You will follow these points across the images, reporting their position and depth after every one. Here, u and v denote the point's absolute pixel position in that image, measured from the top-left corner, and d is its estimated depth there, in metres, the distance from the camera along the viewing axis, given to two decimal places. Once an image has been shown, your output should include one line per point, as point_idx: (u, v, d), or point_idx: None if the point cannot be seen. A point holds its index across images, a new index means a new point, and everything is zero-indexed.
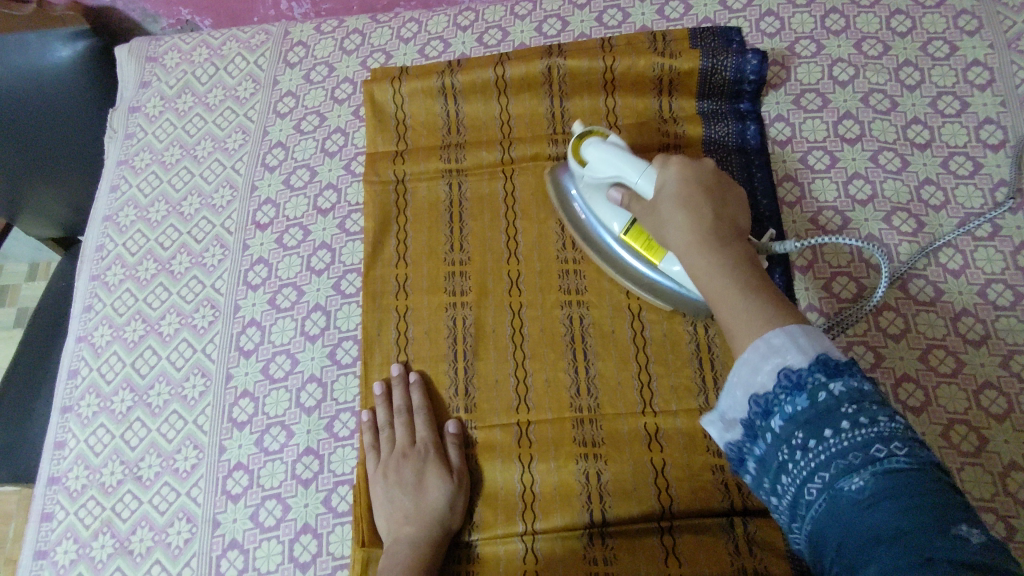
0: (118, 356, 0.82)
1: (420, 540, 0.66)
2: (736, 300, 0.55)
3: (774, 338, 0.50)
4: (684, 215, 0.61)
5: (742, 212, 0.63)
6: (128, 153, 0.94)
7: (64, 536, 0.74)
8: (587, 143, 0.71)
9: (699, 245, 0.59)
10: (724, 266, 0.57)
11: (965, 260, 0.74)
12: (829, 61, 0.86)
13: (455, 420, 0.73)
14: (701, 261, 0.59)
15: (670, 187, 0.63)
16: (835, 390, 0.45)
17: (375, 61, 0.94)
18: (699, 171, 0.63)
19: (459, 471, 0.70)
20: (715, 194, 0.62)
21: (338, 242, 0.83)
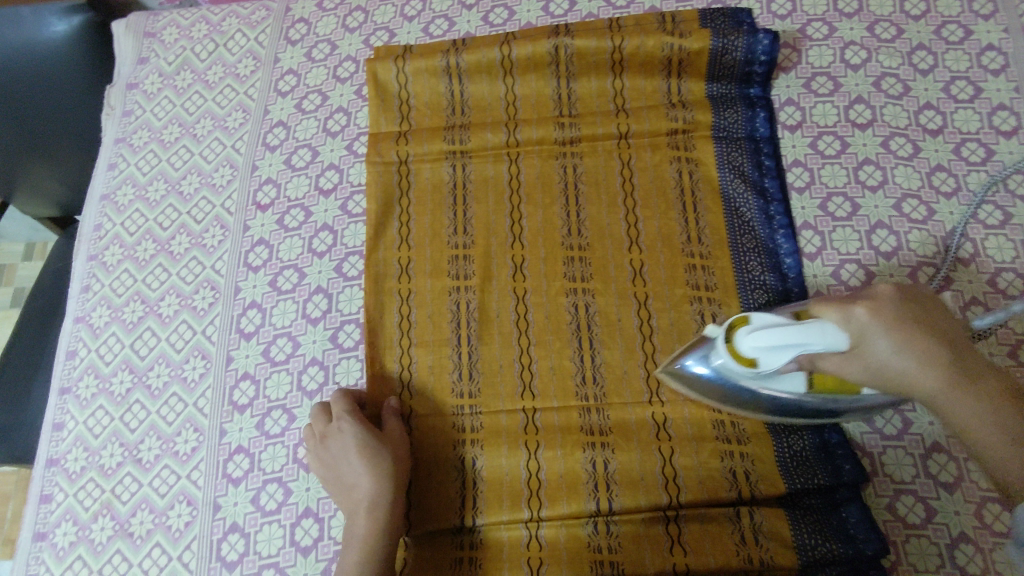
0: (117, 338, 0.81)
1: (376, 507, 0.66)
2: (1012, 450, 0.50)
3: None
4: (907, 357, 0.53)
5: (944, 314, 0.55)
6: (125, 131, 0.92)
7: (63, 518, 0.74)
8: (736, 341, 0.59)
9: (950, 387, 0.52)
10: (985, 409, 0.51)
11: (976, 248, 0.73)
12: (841, 44, 0.84)
13: (394, 397, 0.72)
14: (957, 405, 0.52)
15: (873, 326, 0.53)
16: None
17: (379, 39, 0.92)
18: (885, 300, 0.54)
19: (397, 436, 0.70)
20: (923, 318, 0.54)
21: (341, 223, 0.82)
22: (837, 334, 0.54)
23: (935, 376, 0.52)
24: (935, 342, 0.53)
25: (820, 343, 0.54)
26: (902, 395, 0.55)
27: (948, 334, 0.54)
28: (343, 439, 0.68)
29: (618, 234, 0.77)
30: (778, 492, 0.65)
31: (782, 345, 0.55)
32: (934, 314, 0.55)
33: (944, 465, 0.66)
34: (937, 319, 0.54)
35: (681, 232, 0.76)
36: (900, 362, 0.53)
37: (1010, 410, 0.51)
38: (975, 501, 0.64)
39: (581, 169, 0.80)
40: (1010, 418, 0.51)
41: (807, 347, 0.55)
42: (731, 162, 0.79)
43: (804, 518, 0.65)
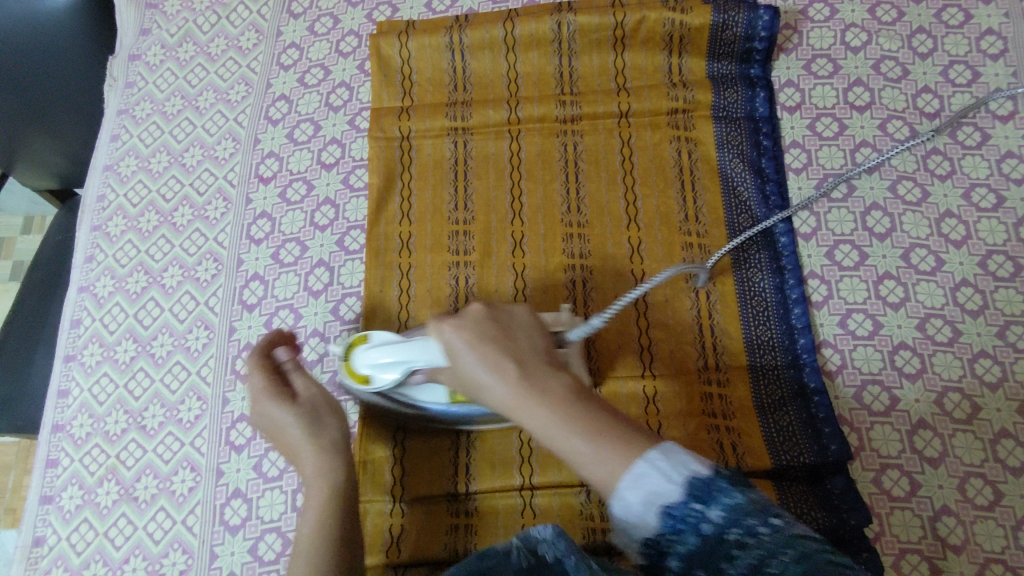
0: (121, 307, 0.82)
1: (321, 472, 0.61)
2: (582, 446, 0.46)
3: (653, 462, 0.44)
4: (482, 369, 0.51)
5: (528, 326, 0.55)
6: (129, 102, 0.92)
7: (70, 482, 0.75)
8: (363, 363, 0.66)
9: (515, 395, 0.50)
10: (542, 409, 0.48)
11: (968, 231, 0.75)
12: (842, 26, 0.85)
13: (283, 348, 0.68)
14: (525, 411, 0.49)
15: (459, 339, 0.53)
16: (717, 515, 0.43)
17: (381, 14, 0.92)
18: (469, 315, 0.54)
19: (314, 394, 0.65)
20: (498, 328, 0.54)
21: (343, 198, 0.83)
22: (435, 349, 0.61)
23: (506, 385, 0.50)
24: (506, 354, 0.52)
25: (422, 357, 0.62)
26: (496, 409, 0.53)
27: (526, 344, 0.53)
28: (268, 407, 0.64)
29: (617, 212, 0.78)
30: (765, 464, 0.67)
31: (395, 358, 0.64)
32: (519, 329, 0.55)
33: (929, 441, 0.68)
34: (519, 332, 0.54)
35: (679, 210, 0.77)
36: (480, 375, 0.51)
37: (571, 404, 0.48)
38: (958, 476, 0.67)
39: (581, 147, 0.81)
40: (577, 413, 0.48)
41: (412, 364, 0.63)
42: (730, 143, 0.80)
43: (791, 489, 0.66)
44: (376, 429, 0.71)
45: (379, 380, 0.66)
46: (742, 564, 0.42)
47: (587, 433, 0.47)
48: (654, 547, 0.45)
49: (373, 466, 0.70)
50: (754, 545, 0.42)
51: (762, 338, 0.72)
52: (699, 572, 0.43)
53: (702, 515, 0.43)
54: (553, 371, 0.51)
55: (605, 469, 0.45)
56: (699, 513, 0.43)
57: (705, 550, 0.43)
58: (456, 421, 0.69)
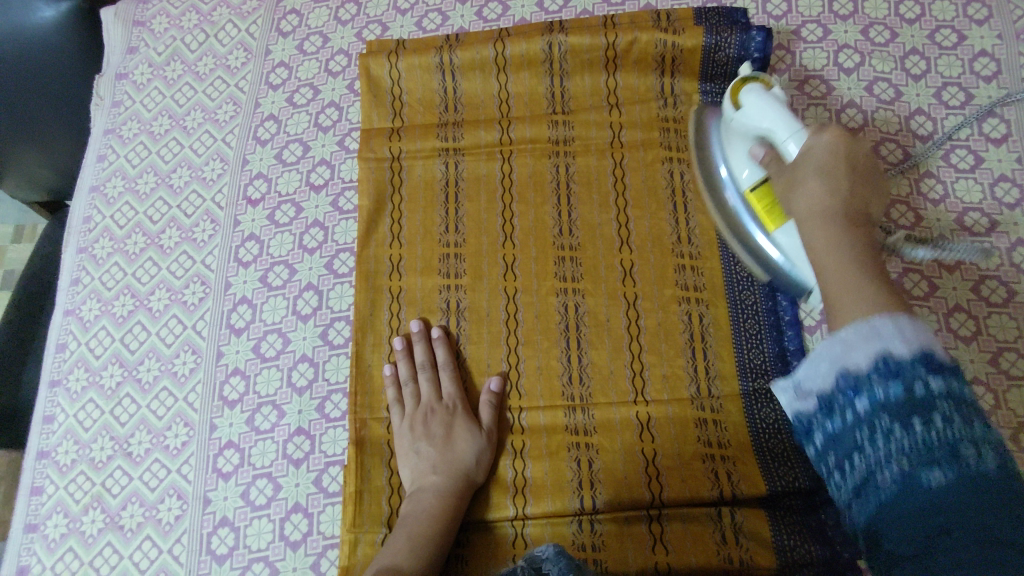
0: (107, 331, 0.81)
1: (446, 491, 0.67)
2: (853, 290, 0.49)
3: (902, 324, 0.42)
4: (821, 182, 0.56)
5: (879, 200, 0.58)
6: (115, 122, 0.91)
7: (54, 510, 0.74)
8: (750, 88, 0.65)
9: (826, 216, 0.55)
10: (845, 249, 0.53)
11: (961, 255, 0.74)
12: (835, 47, 0.84)
13: (495, 374, 0.73)
14: (821, 230, 0.55)
15: (820, 152, 0.57)
16: (934, 386, 0.40)
17: (371, 32, 0.91)
18: (855, 146, 0.57)
19: (491, 431, 0.71)
20: (857, 166, 0.56)
21: (332, 220, 0.82)
22: (798, 141, 0.59)
23: (828, 204, 0.55)
24: (850, 192, 0.56)
25: (784, 135, 0.60)
26: (798, 222, 0.57)
27: (872, 209, 0.56)
28: (448, 419, 0.71)
29: (609, 234, 0.77)
30: (759, 492, 0.66)
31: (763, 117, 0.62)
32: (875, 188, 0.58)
33: None
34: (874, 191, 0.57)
35: (671, 233, 0.77)
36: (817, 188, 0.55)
37: (862, 262, 0.51)
38: None
39: (573, 168, 0.81)
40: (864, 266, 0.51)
41: (772, 133, 0.61)
42: None
43: (784, 519, 0.66)
44: (378, 458, 0.72)
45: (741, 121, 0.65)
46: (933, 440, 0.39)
47: (837, 271, 0.51)
48: (834, 397, 0.43)
49: (370, 496, 0.70)
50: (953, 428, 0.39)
51: (754, 362, 0.72)
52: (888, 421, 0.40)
53: (922, 376, 0.40)
54: (871, 234, 0.55)
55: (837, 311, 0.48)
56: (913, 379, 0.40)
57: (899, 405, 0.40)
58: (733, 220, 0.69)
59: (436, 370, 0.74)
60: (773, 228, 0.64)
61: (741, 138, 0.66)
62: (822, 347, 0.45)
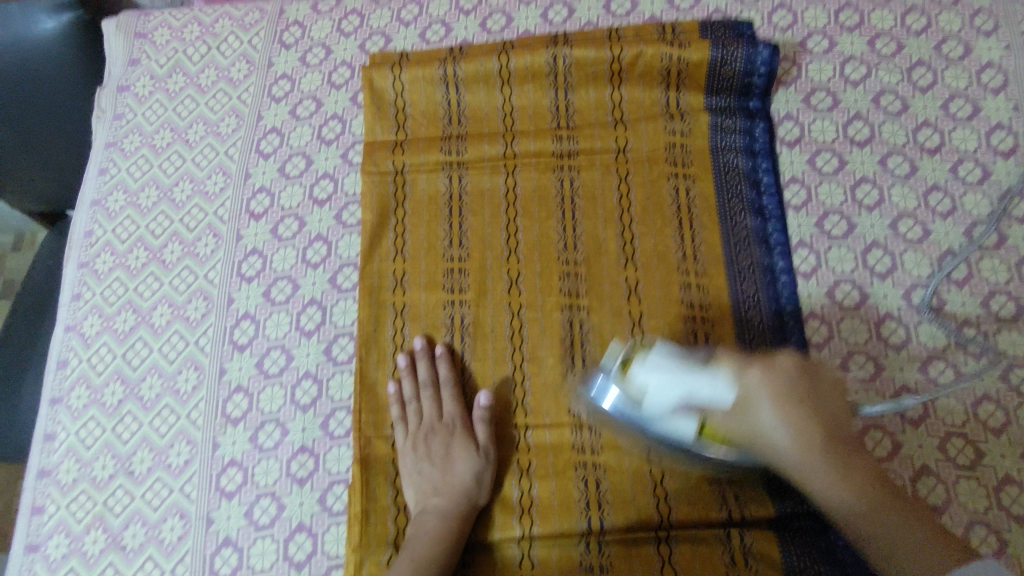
0: (108, 348, 0.80)
1: (448, 512, 0.66)
2: (899, 539, 0.56)
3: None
4: (784, 430, 0.59)
5: (827, 386, 0.62)
6: (116, 135, 0.91)
7: (56, 530, 0.73)
8: (636, 367, 0.64)
9: (814, 462, 0.59)
10: (852, 490, 0.58)
11: (970, 270, 0.74)
12: (842, 59, 0.83)
13: (486, 390, 0.72)
14: (824, 481, 0.59)
15: (758, 391, 0.60)
16: None
17: (374, 44, 0.90)
18: (778, 367, 0.60)
19: (489, 449, 0.70)
20: (795, 382, 0.61)
21: (336, 234, 0.81)
22: (728, 391, 0.60)
23: (805, 453, 0.59)
24: (809, 414, 0.60)
25: (710, 389, 0.60)
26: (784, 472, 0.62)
27: (829, 409, 0.61)
28: (450, 438, 0.71)
29: (614, 250, 0.77)
30: (768, 513, 0.66)
31: (676, 386, 0.61)
32: (823, 385, 0.62)
33: (932, 488, 0.67)
34: (824, 390, 0.62)
35: (677, 249, 0.76)
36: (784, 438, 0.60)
37: (880, 495, 0.58)
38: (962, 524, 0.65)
39: (578, 182, 0.80)
40: (873, 490, 0.58)
41: (697, 393, 0.60)
42: (728, 179, 0.79)
43: (794, 541, 0.65)
44: (383, 477, 0.71)
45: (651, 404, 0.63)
46: None
47: (868, 512, 0.58)
48: None
49: (376, 516, 0.69)
50: None
51: None
52: None
53: None
54: (851, 443, 0.61)
55: (892, 550, 0.56)
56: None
57: None
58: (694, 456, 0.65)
59: (438, 388, 0.73)
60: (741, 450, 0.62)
61: (656, 416, 0.63)
62: None
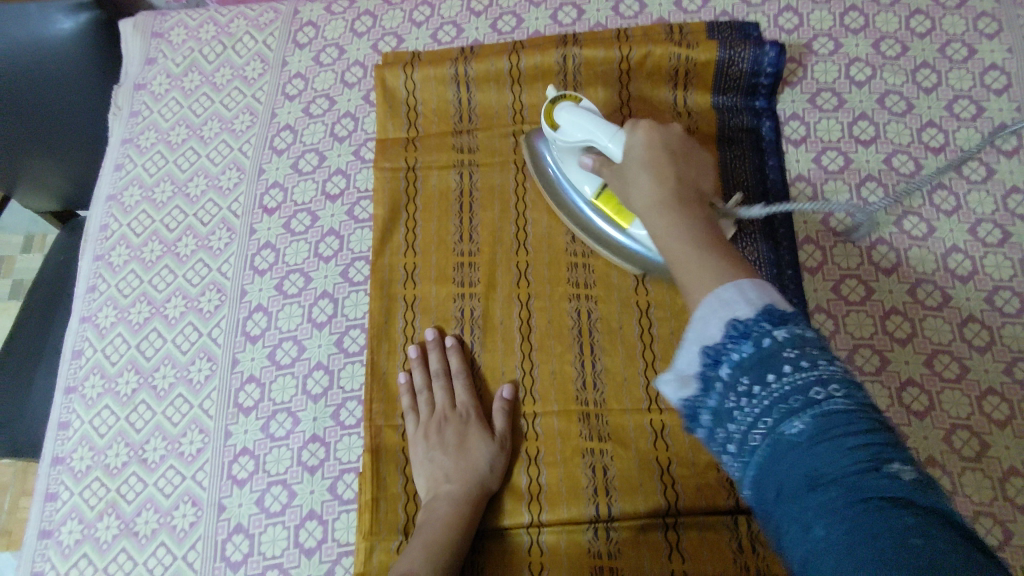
0: (123, 338, 0.81)
1: (460, 498, 0.67)
2: (694, 259, 0.50)
3: (744, 287, 0.45)
4: (646, 174, 0.58)
5: (706, 168, 0.61)
6: (133, 132, 0.92)
7: (69, 516, 0.74)
8: (560, 108, 0.71)
9: (660, 202, 0.56)
10: (675, 215, 0.54)
11: (974, 266, 0.75)
12: (847, 60, 0.85)
13: (509, 382, 0.73)
14: (658, 215, 0.55)
15: (638, 149, 0.61)
16: (780, 336, 0.41)
17: (387, 44, 0.92)
18: (667, 131, 0.61)
19: (504, 438, 0.71)
20: (678, 151, 0.60)
21: (348, 229, 0.83)
22: (620, 142, 0.64)
23: (656, 192, 0.57)
24: (676, 170, 0.58)
25: (605, 141, 0.66)
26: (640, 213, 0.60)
27: (695, 174, 0.59)
28: (463, 427, 0.71)
29: None
30: None
31: (584, 130, 0.68)
32: (698, 159, 0.60)
33: (938, 479, 0.67)
34: (697, 161, 0.60)
35: None
36: (641, 178, 0.59)
37: (703, 227, 0.53)
38: (968, 515, 0.66)
39: None
40: (695, 220, 0.54)
41: (597, 141, 0.67)
42: (734, 176, 0.80)
43: None
44: (393, 465, 0.72)
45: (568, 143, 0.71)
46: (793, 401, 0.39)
47: (692, 242, 0.51)
48: (711, 356, 0.44)
49: (386, 503, 0.70)
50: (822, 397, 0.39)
51: None
52: (749, 378, 0.41)
53: (766, 330, 0.42)
54: (703, 207, 0.57)
55: (693, 275, 0.49)
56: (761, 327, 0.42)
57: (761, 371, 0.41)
58: (588, 225, 0.75)
59: (450, 378, 0.74)
60: (627, 223, 0.72)
61: (571, 156, 0.72)
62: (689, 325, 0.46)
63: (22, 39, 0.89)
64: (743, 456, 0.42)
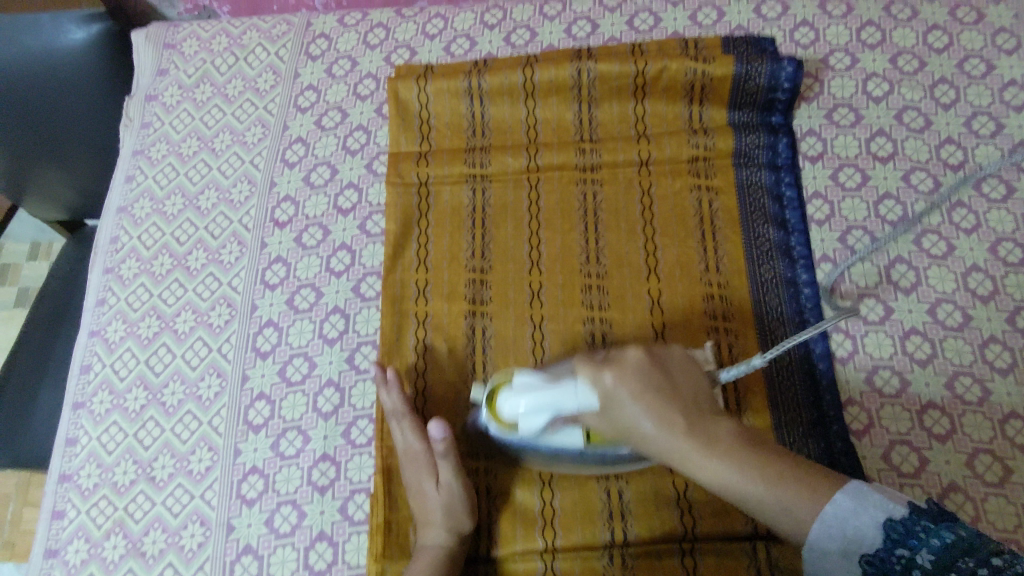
0: (132, 353, 0.80)
1: (430, 547, 0.65)
2: (765, 492, 0.52)
3: (847, 504, 0.50)
4: (649, 421, 0.55)
5: (684, 369, 0.60)
6: (144, 143, 0.92)
7: (76, 535, 0.73)
8: (501, 394, 0.64)
9: (685, 452, 0.54)
10: (721, 458, 0.53)
11: (995, 286, 0.73)
12: (864, 75, 0.84)
13: (438, 421, 0.65)
14: (698, 466, 0.53)
15: (623, 397, 0.56)
16: (923, 561, 0.47)
17: (399, 57, 0.92)
18: (632, 365, 0.57)
19: (450, 483, 0.67)
20: (660, 380, 0.57)
21: (359, 244, 0.82)
22: (592, 398, 0.58)
23: (679, 438, 0.54)
24: (669, 402, 0.56)
25: (574, 402, 0.59)
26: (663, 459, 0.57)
27: (689, 391, 0.57)
28: (418, 466, 0.69)
29: (637, 263, 0.77)
30: None
31: (542, 408, 0.60)
32: (672, 361, 0.59)
33: (961, 505, 0.66)
34: (675, 367, 0.59)
35: (699, 261, 0.76)
36: (648, 430, 0.56)
37: (749, 450, 0.53)
38: None
39: (601, 196, 0.80)
40: (755, 457, 0.53)
41: (561, 408, 0.59)
42: (750, 193, 0.79)
43: None
44: (405, 487, 0.70)
45: (523, 425, 0.62)
46: None
47: (762, 481, 0.52)
48: None
49: (398, 526, 0.69)
50: None
51: (785, 393, 0.71)
52: None
53: (911, 560, 0.48)
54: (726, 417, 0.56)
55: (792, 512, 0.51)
56: (900, 558, 0.48)
57: None
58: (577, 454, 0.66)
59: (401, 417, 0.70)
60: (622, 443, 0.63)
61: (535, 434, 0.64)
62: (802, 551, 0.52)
63: (33, 46, 0.88)
64: None
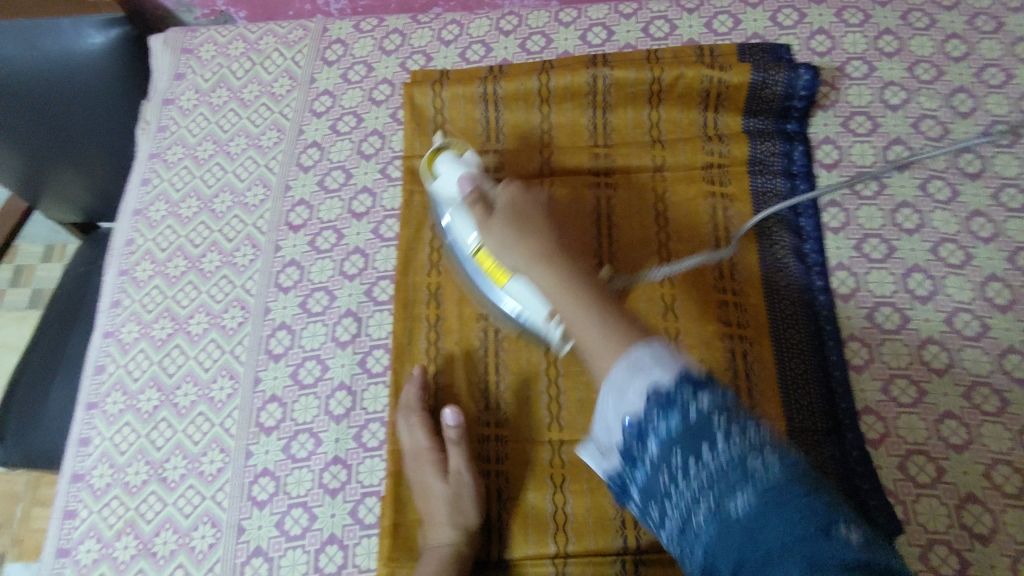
0: (145, 354, 0.81)
1: (439, 548, 0.65)
2: (598, 326, 0.55)
3: (653, 348, 0.51)
4: (528, 234, 0.64)
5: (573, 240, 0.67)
6: (161, 146, 0.92)
7: (87, 535, 0.74)
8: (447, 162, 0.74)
9: (551, 263, 0.61)
10: (571, 282, 0.59)
11: (1014, 296, 0.73)
12: (881, 84, 0.84)
13: (452, 408, 0.70)
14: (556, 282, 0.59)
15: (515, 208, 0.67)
16: (706, 403, 0.47)
17: (415, 62, 0.92)
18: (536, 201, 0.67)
19: (460, 475, 0.68)
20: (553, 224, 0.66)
21: (373, 247, 0.82)
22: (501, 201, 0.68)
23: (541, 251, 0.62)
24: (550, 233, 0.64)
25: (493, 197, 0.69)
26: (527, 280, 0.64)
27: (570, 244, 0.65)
28: (422, 464, 0.70)
29: (650, 268, 0.77)
30: None
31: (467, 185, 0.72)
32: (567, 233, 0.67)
33: (979, 517, 0.65)
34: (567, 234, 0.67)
35: (714, 267, 0.76)
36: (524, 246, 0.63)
37: (598, 296, 0.58)
38: (1010, 554, 0.63)
39: (615, 201, 0.80)
40: (597, 298, 0.58)
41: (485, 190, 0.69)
42: (765, 201, 0.79)
43: None
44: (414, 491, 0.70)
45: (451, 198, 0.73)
46: (723, 459, 0.47)
47: (598, 316, 0.56)
48: (637, 430, 0.50)
49: (407, 528, 0.69)
50: (738, 440, 0.47)
51: (801, 401, 0.70)
52: (683, 452, 0.48)
53: (695, 400, 0.48)
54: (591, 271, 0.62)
55: (603, 344, 0.54)
56: (685, 397, 0.48)
57: (686, 431, 0.48)
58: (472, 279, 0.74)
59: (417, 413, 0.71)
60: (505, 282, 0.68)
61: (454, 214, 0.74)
62: (604, 391, 0.52)
63: (52, 51, 0.88)
64: (686, 526, 0.50)
